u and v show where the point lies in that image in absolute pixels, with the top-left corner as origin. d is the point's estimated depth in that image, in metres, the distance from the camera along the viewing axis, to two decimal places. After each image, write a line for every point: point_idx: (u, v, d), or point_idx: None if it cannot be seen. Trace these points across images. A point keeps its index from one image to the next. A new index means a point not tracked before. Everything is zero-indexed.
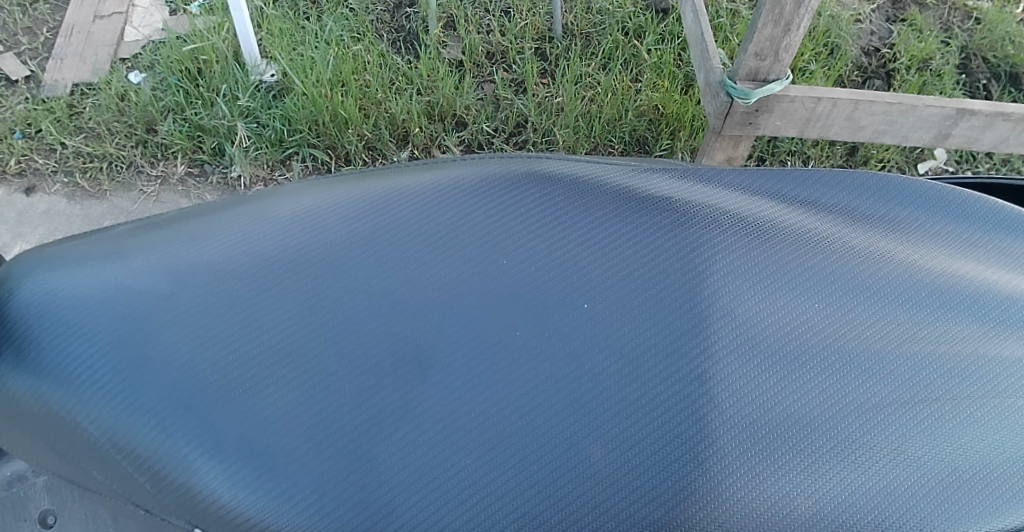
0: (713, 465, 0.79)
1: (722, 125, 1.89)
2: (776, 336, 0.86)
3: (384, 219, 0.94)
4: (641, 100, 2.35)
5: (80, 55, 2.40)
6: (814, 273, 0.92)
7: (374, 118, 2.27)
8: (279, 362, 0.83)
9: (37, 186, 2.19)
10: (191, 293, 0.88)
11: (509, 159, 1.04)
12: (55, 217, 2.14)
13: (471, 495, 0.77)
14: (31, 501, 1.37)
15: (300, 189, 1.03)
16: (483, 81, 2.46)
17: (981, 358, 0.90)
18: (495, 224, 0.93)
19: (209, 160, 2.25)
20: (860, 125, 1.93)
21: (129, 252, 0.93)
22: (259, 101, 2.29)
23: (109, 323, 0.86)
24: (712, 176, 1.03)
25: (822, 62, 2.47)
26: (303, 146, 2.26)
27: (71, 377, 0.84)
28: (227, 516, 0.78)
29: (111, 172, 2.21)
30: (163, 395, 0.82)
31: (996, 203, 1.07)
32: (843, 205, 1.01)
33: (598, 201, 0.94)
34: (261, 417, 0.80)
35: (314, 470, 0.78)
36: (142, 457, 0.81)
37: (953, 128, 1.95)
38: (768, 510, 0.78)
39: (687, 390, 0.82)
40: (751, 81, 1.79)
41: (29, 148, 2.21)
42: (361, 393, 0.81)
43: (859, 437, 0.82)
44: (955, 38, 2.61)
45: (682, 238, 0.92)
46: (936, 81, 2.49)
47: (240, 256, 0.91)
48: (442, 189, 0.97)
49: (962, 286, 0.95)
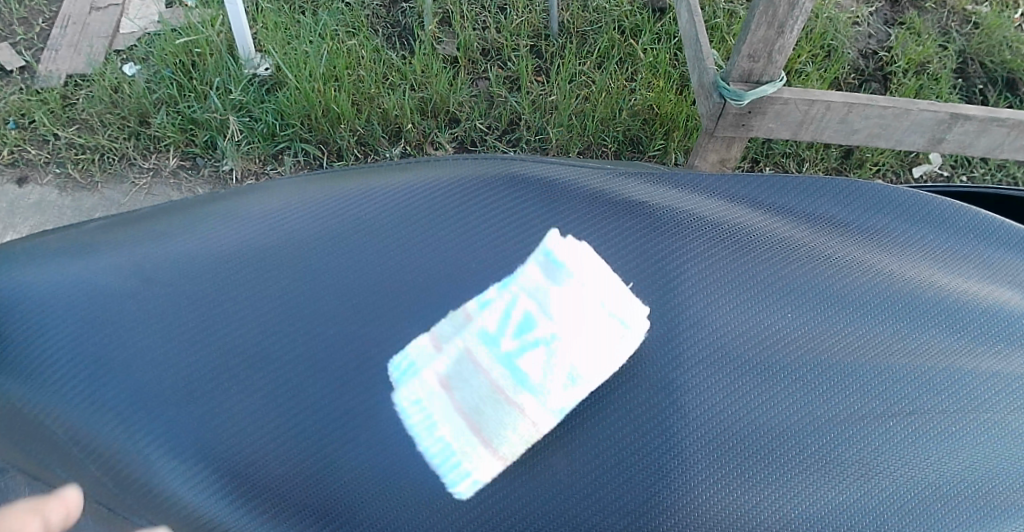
0: (679, 476, 0.78)
1: (714, 126, 1.88)
2: (748, 345, 0.85)
3: (355, 219, 0.93)
4: (635, 100, 2.30)
5: (76, 47, 2.30)
6: (788, 280, 0.90)
7: (367, 113, 2.19)
8: (243, 363, 0.84)
9: (30, 177, 2.11)
10: (159, 290, 0.87)
11: (485, 160, 1.03)
12: (48, 208, 2.07)
13: (429, 502, 0.78)
14: None
15: (275, 187, 1.02)
16: (478, 78, 2.40)
17: (959, 371, 0.88)
18: (465, 226, 0.92)
19: (202, 153, 2.16)
20: (853, 129, 1.92)
21: (99, 248, 0.92)
22: (251, 96, 2.18)
23: (76, 320, 0.86)
24: (689, 182, 1.01)
25: (819, 64, 2.45)
26: (295, 140, 2.18)
27: (36, 374, 0.84)
28: (188, 517, 0.80)
29: (103, 164, 2.13)
30: (126, 395, 0.82)
31: (989, 215, 1.05)
32: (825, 212, 0.99)
33: (571, 205, 0.93)
34: (225, 419, 0.82)
35: (273, 472, 0.80)
36: (105, 455, 0.81)
37: (947, 132, 1.93)
38: (736, 522, 0.77)
39: (654, 399, 0.81)
40: (744, 83, 1.78)
41: (23, 137, 2.13)
42: (324, 397, 0.82)
43: (826, 449, 0.81)
44: (952, 42, 2.59)
45: (654, 242, 0.91)
46: (933, 85, 2.47)
47: (208, 253, 0.90)
48: (415, 189, 0.96)
49: (943, 297, 0.93)
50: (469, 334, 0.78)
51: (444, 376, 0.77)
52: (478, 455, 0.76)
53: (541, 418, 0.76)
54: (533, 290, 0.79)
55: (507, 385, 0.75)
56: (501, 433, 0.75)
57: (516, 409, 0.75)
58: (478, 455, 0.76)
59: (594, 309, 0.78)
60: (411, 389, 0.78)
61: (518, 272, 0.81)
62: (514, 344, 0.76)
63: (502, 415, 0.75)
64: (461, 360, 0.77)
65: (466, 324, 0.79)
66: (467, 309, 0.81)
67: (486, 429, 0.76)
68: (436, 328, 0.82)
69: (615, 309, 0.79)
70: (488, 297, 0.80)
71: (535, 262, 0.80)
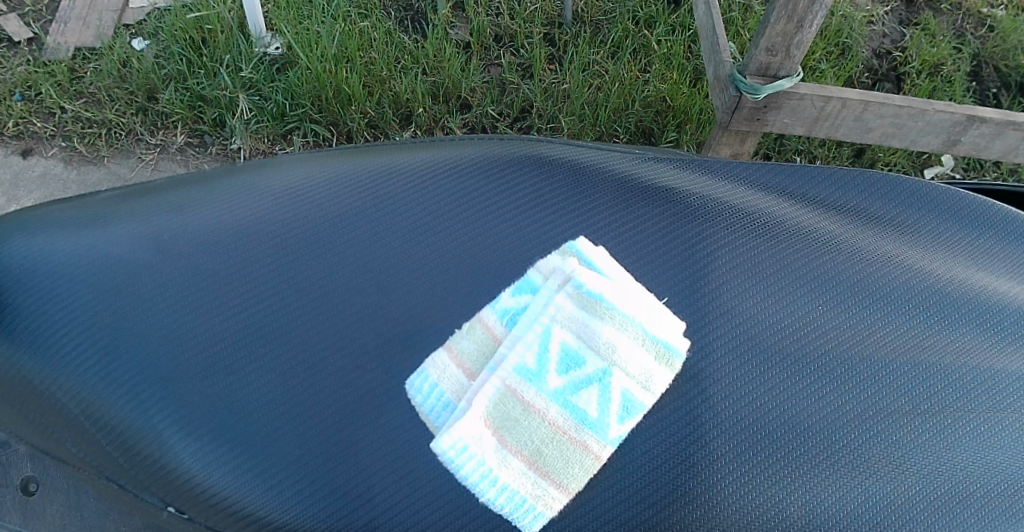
0: (706, 469, 0.77)
1: (728, 119, 1.72)
2: (778, 336, 0.83)
3: (377, 195, 0.90)
4: (648, 90, 2.04)
5: (84, 19, 2.03)
6: (822, 273, 0.88)
7: (378, 96, 1.95)
8: (262, 339, 0.82)
9: (35, 149, 1.89)
10: (175, 261, 0.85)
11: (510, 141, 1.01)
12: (52, 181, 1.85)
13: (451, 487, 0.76)
14: (13, 468, 1.30)
15: (294, 162, 1.00)
16: (490, 65, 2.11)
17: (990, 371, 0.86)
18: (491, 207, 0.90)
19: (210, 131, 1.94)
20: (868, 128, 1.76)
21: (114, 219, 0.90)
22: (262, 73, 1.95)
23: (88, 291, 0.84)
24: (720, 169, 0.98)
25: (832, 62, 2.22)
26: (305, 121, 1.94)
27: (48, 346, 0.82)
28: (200, 495, 0.78)
29: (109, 138, 1.91)
30: (139, 370, 0.81)
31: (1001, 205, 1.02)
32: (855, 204, 0.97)
33: (599, 188, 0.91)
34: (240, 397, 0.80)
35: (290, 453, 0.78)
36: (118, 431, 0.80)
37: (961, 135, 1.77)
38: (763, 518, 0.77)
39: (684, 388, 0.79)
40: (761, 77, 1.63)
41: (29, 109, 1.90)
42: (343, 376, 0.80)
43: (856, 448, 0.80)
44: (967, 45, 2.33)
45: (685, 230, 0.88)
46: (946, 88, 2.24)
47: (227, 225, 0.88)
48: (439, 167, 0.94)
49: (975, 295, 0.91)
50: (508, 373, 0.75)
51: (492, 421, 0.75)
52: (550, 496, 0.75)
53: (602, 451, 0.76)
54: (569, 323, 0.77)
55: (565, 424, 0.75)
56: (568, 471, 0.75)
57: (578, 444, 0.75)
58: (550, 496, 0.75)
59: (638, 337, 0.77)
60: (456, 437, 0.74)
61: (542, 300, 0.79)
62: (562, 380, 0.75)
63: (566, 453, 0.75)
64: (507, 400, 0.75)
65: (498, 361, 0.76)
66: (487, 344, 0.78)
67: (551, 469, 0.75)
68: (455, 366, 0.78)
69: (656, 334, 0.78)
70: (514, 333, 0.78)
71: (566, 293, 0.78)
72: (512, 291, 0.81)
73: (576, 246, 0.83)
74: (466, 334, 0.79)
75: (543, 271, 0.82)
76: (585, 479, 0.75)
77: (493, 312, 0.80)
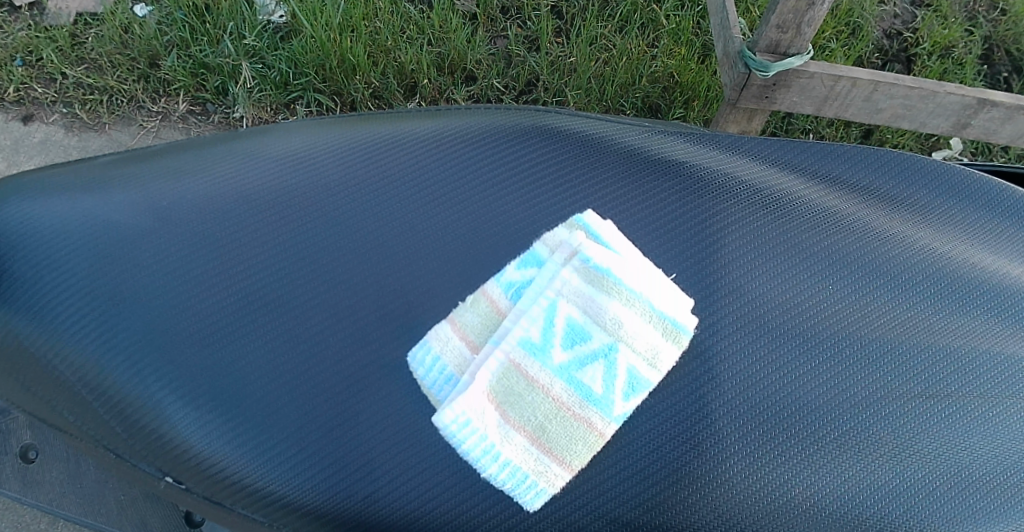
0: (711, 448, 0.76)
1: (737, 97, 1.64)
2: (786, 315, 0.82)
3: (381, 164, 0.88)
4: (656, 66, 1.94)
5: None
6: (834, 254, 0.86)
7: (382, 66, 1.85)
8: (262, 309, 0.81)
9: (36, 115, 1.79)
10: (175, 228, 0.84)
11: (517, 111, 0.98)
12: (53, 148, 1.76)
13: (453, 461, 0.76)
14: (12, 435, 1.28)
15: (296, 129, 0.98)
16: (496, 37, 1.99)
17: (1000, 356, 0.84)
18: (497, 178, 0.88)
19: (212, 99, 1.83)
20: (877, 109, 1.66)
21: (112, 184, 0.88)
22: (266, 41, 1.84)
23: (86, 258, 0.82)
24: (731, 143, 0.96)
25: (843, 41, 2.04)
26: (309, 90, 1.84)
27: (46, 314, 0.81)
28: (200, 465, 0.78)
29: (112, 105, 1.80)
30: (137, 339, 0.79)
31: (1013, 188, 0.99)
32: (866, 184, 0.94)
33: (608, 162, 0.89)
34: (239, 367, 0.79)
35: (290, 425, 0.77)
36: (116, 400, 0.79)
37: (971, 118, 1.67)
38: (766, 498, 0.76)
39: (692, 366, 0.78)
40: (771, 54, 1.54)
41: (29, 75, 1.79)
42: (344, 348, 0.79)
43: (864, 432, 0.78)
44: (979, 27, 2.14)
45: (695, 206, 0.87)
46: (957, 71, 2.08)
47: (228, 192, 0.86)
48: (445, 137, 0.92)
49: (987, 279, 0.89)
50: (512, 348, 0.74)
51: (495, 396, 0.74)
52: (552, 472, 0.74)
53: (606, 428, 0.75)
54: (575, 298, 0.75)
55: (569, 400, 0.74)
56: (571, 447, 0.74)
57: (582, 420, 0.74)
58: (553, 472, 0.74)
59: (645, 314, 0.75)
60: (458, 411, 0.73)
61: (547, 274, 0.77)
62: (567, 355, 0.74)
63: (570, 429, 0.74)
64: (510, 375, 0.74)
65: (501, 335, 0.75)
66: (491, 317, 0.77)
67: (554, 446, 0.74)
68: (459, 339, 0.77)
69: (664, 311, 0.76)
70: (519, 306, 0.76)
71: (573, 268, 0.76)
72: (518, 264, 0.79)
73: (583, 219, 0.81)
74: (470, 306, 0.78)
75: (549, 244, 0.80)
76: (588, 456, 0.75)
77: (498, 285, 0.78)
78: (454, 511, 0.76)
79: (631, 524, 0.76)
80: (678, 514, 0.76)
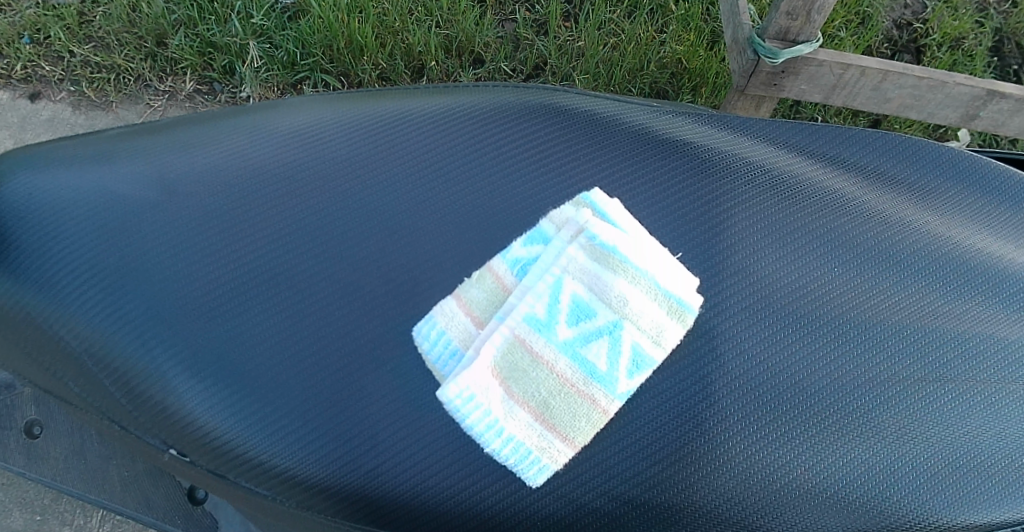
0: (713, 428, 0.77)
1: (745, 84, 1.63)
2: (790, 298, 0.82)
3: (389, 140, 0.88)
4: (665, 51, 1.92)
5: None
6: (839, 238, 0.86)
7: (390, 48, 1.84)
8: (267, 282, 0.81)
9: (43, 92, 1.79)
10: (181, 202, 0.84)
11: (525, 90, 0.98)
12: (60, 127, 1.76)
13: (456, 436, 0.76)
14: (17, 410, 1.29)
15: (304, 104, 0.97)
16: (504, 21, 1.97)
17: (1003, 343, 0.84)
18: (504, 156, 0.88)
19: (220, 79, 1.82)
20: (885, 98, 1.65)
21: (120, 156, 0.88)
22: (274, 21, 1.83)
23: (93, 230, 0.82)
24: (739, 125, 0.96)
25: (852, 31, 2.03)
26: (316, 71, 1.83)
27: (52, 285, 0.82)
28: (204, 437, 0.79)
29: (118, 83, 1.79)
30: (143, 311, 0.80)
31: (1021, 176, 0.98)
32: (873, 169, 0.94)
33: (616, 142, 0.89)
34: (243, 340, 0.79)
35: (293, 399, 0.78)
36: (121, 372, 0.80)
37: (980, 109, 1.66)
38: (768, 479, 0.77)
39: (696, 346, 0.78)
40: (779, 41, 1.53)
41: (37, 52, 1.78)
42: (347, 324, 0.79)
43: (865, 414, 0.79)
44: (989, 19, 2.12)
45: (702, 187, 0.86)
46: (966, 63, 2.07)
47: (234, 166, 0.86)
48: (452, 114, 0.91)
49: (992, 265, 0.88)
50: (518, 323, 0.74)
51: (500, 371, 0.74)
52: (555, 448, 0.75)
53: (609, 405, 0.75)
54: (581, 275, 0.75)
55: (574, 376, 0.74)
56: (574, 424, 0.75)
57: (586, 397, 0.75)
58: (555, 449, 0.75)
59: (651, 293, 0.76)
60: (463, 386, 0.73)
61: (554, 251, 0.77)
62: (572, 332, 0.75)
63: (574, 406, 0.75)
64: (515, 350, 0.74)
65: (507, 311, 0.75)
66: (496, 293, 0.77)
67: (558, 422, 0.75)
68: (464, 315, 0.77)
69: (669, 289, 0.77)
70: (524, 283, 0.76)
71: (580, 245, 0.76)
72: (523, 241, 0.79)
73: (590, 197, 0.81)
74: (476, 282, 0.78)
75: (556, 222, 0.80)
76: (591, 433, 0.75)
77: (504, 261, 0.79)
78: (456, 487, 0.76)
79: (632, 503, 0.76)
80: (680, 493, 0.76)
